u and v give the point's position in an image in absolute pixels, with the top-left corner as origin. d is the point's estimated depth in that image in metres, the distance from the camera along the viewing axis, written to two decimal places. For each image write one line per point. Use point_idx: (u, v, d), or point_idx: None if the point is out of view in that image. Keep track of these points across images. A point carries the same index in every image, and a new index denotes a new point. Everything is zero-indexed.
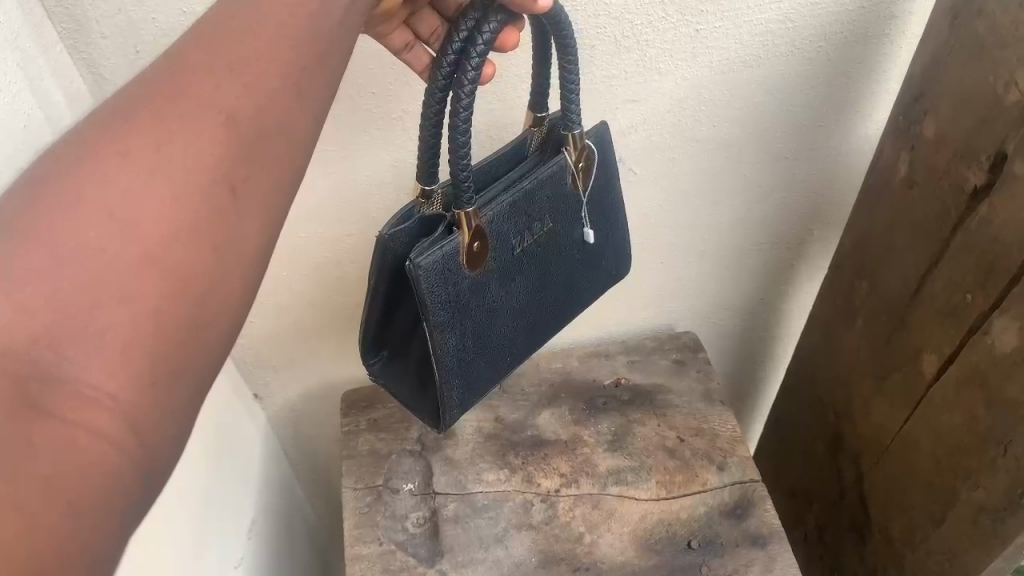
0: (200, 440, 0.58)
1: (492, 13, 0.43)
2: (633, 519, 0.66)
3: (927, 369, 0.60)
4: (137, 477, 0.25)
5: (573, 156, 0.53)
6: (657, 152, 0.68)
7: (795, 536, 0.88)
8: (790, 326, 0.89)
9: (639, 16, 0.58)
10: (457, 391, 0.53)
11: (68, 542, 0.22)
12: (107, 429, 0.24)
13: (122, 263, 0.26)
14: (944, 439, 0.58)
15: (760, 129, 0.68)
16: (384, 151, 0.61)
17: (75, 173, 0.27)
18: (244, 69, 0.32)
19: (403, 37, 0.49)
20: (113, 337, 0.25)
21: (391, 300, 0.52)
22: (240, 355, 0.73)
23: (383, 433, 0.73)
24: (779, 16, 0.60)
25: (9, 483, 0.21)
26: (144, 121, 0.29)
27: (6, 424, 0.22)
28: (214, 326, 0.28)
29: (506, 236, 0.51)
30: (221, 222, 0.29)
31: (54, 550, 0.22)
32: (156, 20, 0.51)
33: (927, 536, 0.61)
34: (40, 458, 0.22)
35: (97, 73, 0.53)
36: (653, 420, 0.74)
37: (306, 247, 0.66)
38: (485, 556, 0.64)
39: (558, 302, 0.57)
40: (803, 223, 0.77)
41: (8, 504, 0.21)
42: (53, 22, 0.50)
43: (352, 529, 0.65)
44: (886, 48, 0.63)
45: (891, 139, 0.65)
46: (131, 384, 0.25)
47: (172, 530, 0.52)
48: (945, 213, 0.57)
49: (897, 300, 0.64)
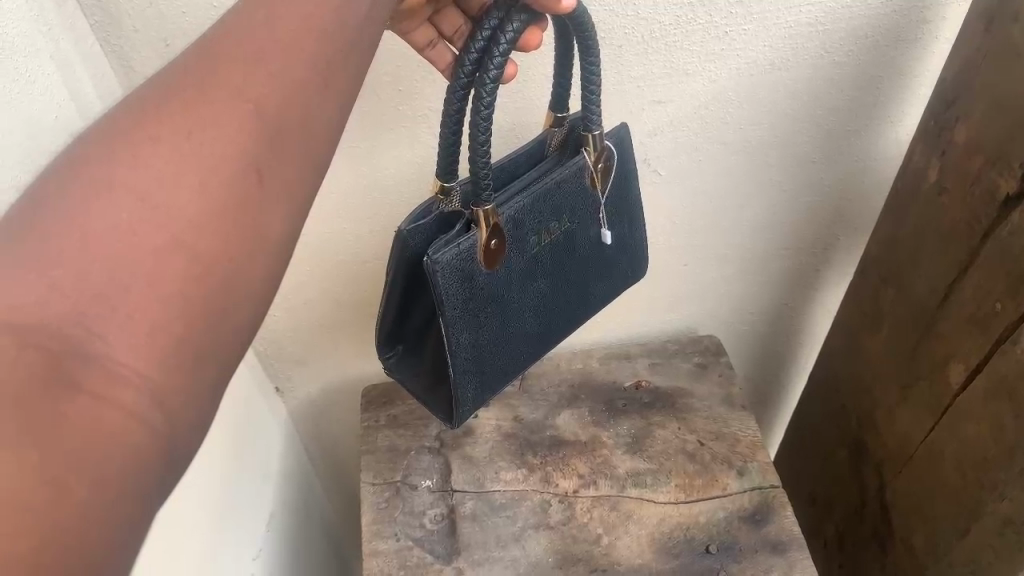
0: (219, 433, 0.58)
1: (515, 13, 0.44)
2: (651, 522, 0.66)
3: (954, 379, 0.59)
4: (164, 464, 0.25)
5: (592, 158, 0.53)
6: (683, 154, 0.67)
7: (815, 543, 0.87)
8: (814, 332, 0.88)
9: (667, 17, 0.58)
10: (471, 387, 0.54)
11: (99, 524, 0.22)
12: (137, 417, 0.24)
13: (148, 251, 0.26)
14: (970, 449, 0.57)
15: (788, 132, 0.67)
16: (408, 148, 0.61)
17: (106, 158, 0.28)
18: (268, 61, 0.33)
19: (425, 34, 0.50)
20: (141, 324, 0.25)
21: (407, 296, 0.52)
22: (262, 350, 0.74)
23: (401, 429, 0.74)
24: (809, 19, 0.60)
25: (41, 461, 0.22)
26: (172, 106, 0.30)
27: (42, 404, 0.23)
28: (238, 319, 0.29)
29: (523, 235, 0.51)
30: (247, 216, 0.29)
31: (87, 531, 0.22)
32: (186, 15, 0.52)
33: (950, 547, 0.60)
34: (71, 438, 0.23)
35: (128, 66, 0.54)
36: (673, 424, 0.74)
37: (330, 242, 0.67)
38: (502, 556, 0.64)
39: (573, 301, 0.57)
40: (829, 228, 0.76)
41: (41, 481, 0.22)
42: (86, 15, 0.51)
43: (369, 525, 0.66)
44: (917, 51, 0.63)
45: (921, 144, 0.64)
46: (158, 373, 0.25)
47: (191, 521, 0.52)
48: (976, 220, 0.56)
49: (924, 306, 0.63)
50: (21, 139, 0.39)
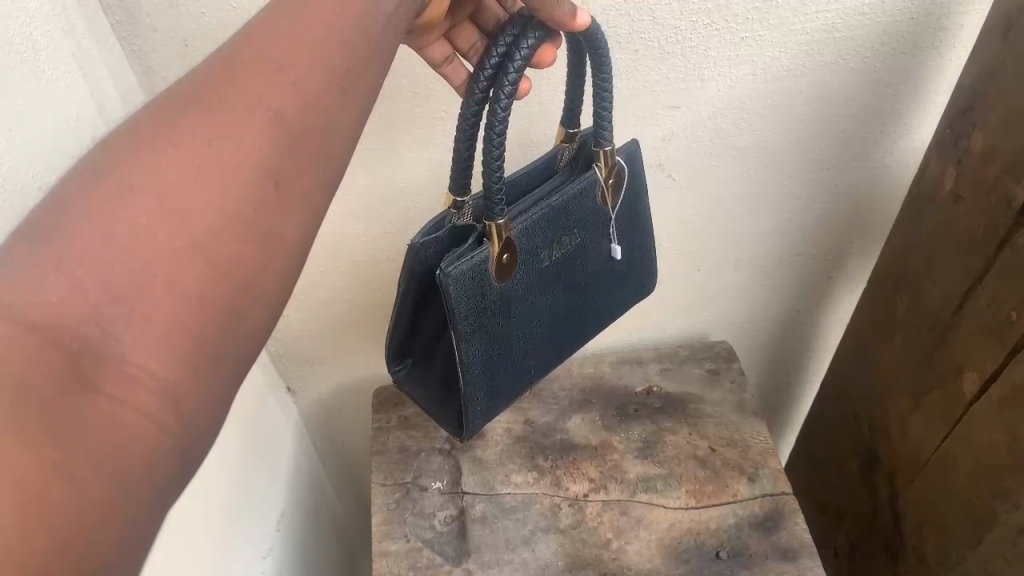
0: (231, 434, 0.59)
1: (530, 29, 0.44)
2: (661, 528, 0.66)
3: (968, 387, 0.59)
4: (177, 458, 0.26)
5: (603, 173, 0.53)
6: (697, 160, 0.67)
7: (826, 554, 0.86)
8: (826, 340, 0.88)
9: (683, 22, 0.58)
10: (480, 400, 0.54)
11: (116, 514, 0.23)
12: (153, 413, 0.25)
13: (169, 250, 0.27)
14: (983, 458, 0.57)
15: (803, 138, 0.67)
16: (424, 151, 0.62)
17: (129, 162, 0.28)
18: (290, 68, 0.33)
19: (442, 49, 0.50)
20: (160, 321, 0.26)
21: (417, 309, 0.52)
22: (275, 349, 0.74)
23: (412, 431, 0.74)
24: (826, 25, 0.60)
25: (59, 453, 0.22)
26: (194, 114, 0.30)
27: (61, 398, 0.23)
28: (254, 318, 0.29)
29: (534, 249, 0.51)
30: (266, 217, 0.30)
31: (103, 523, 0.22)
32: (205, 15, 0.53)
33: (963, 557, 0.60)
34: (93, 429, 0.23)
35: (147, 65, 0.54)
36: (684, 429, 0.74)
37: (344, 244, 0.67)
38: (512, 558, 0.64)
39: (583, 315, 0.57)
40: (843, 235, 0.76)
41: (60, 473, 0.22)
42: (107, 15, 0.51)
43: (379, 525, 0.66)
44: (934, 58, 0.62)
45: (937, 153, 0.64)
46: (175, 369, 0.25)
47: (202, 520, 0.53)
48: (991, 229, 0.56)
49: (939, 315, 0.63)
50: (44, 139, 0.40)
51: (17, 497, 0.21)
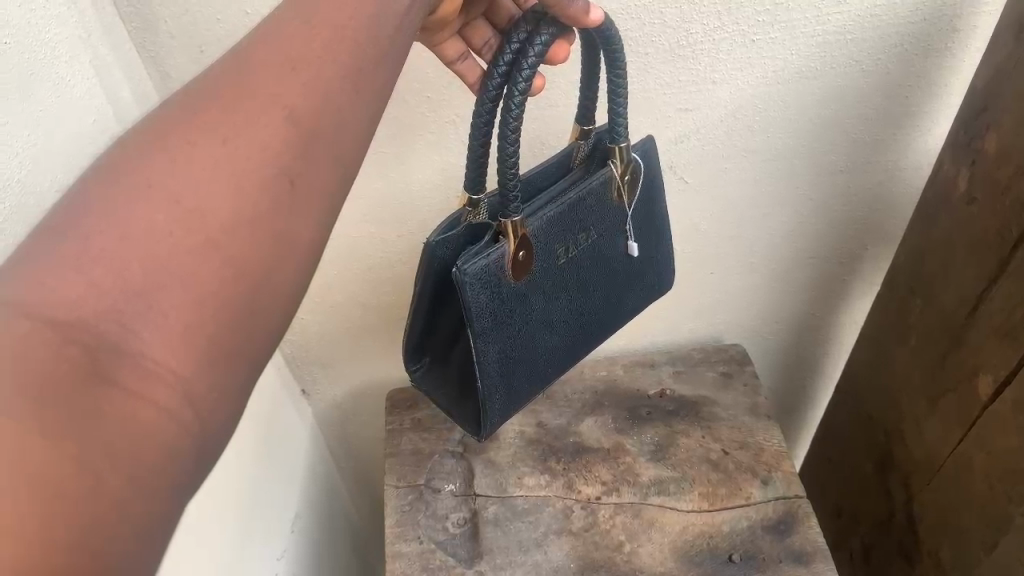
0: (246, 436, 0.59)
1: (544, 26, 0.44)
2: (673, 531, 0.66)
3: (984, 387, 0.58)
4: (193, 451, 0.26)
5: (619, 170, 0.53)
6: (709, 163, 0.67)
7: (841, 557, 0.86)
8: (840, 342, 0.87)
9: (694, 25, 0.58)
10: (498, 400, 0.54)
11: (133, 506, 0.23)
12: (168, 405, 0.25)
13: (185, 247, 0.27)
14: (998, 461, 0.56)
15: (815, 141, 0.67)
16: (435, 155, 0.62)
17: (146, 161, 0.28)
18: (304, 67, 0.33)
19: (455, 47, 0.51)
20: (176, 317, 0.26)
21: (434, 308, 0.52)
22: (289, 351, 0.75)
23: (425, 433, 0.74)
24: (838, 28, 0.60)
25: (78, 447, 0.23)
26: (210, 114, 0.30)
27: (81, 392, 0.24)
28: (267, 312, 0.29)
29: (549, 247, 0.51)
30: (280, 215, 0.30)
31: (120, 515, 0.23)
32: (221, 20, 0.53)
33: (977, 562, 0.60)
34: (110, 422, 0.24)
35: (164, 71, 0.55)
36: (697, 432, 0.73)
37: (356, 246, 0.68)
38: (524, 560, 0.64)
39: (600, 313, 0.58)
40: (856, 238, 0.76)
41: (77, 464, 0.22)
42: (124, 22, 0.52)
43: (392, 527, 0.66)
44: (947, 60, 0.62)
45: (952, 152, 0.64)
46: (190, 364, 0.26)
47: (217, 518, 0.53)
48: (1005, 230, 0.56)
49: (954, 317, 0.62)
50: (63, 144, 0.41)
51: (40, 490, 0.21)
